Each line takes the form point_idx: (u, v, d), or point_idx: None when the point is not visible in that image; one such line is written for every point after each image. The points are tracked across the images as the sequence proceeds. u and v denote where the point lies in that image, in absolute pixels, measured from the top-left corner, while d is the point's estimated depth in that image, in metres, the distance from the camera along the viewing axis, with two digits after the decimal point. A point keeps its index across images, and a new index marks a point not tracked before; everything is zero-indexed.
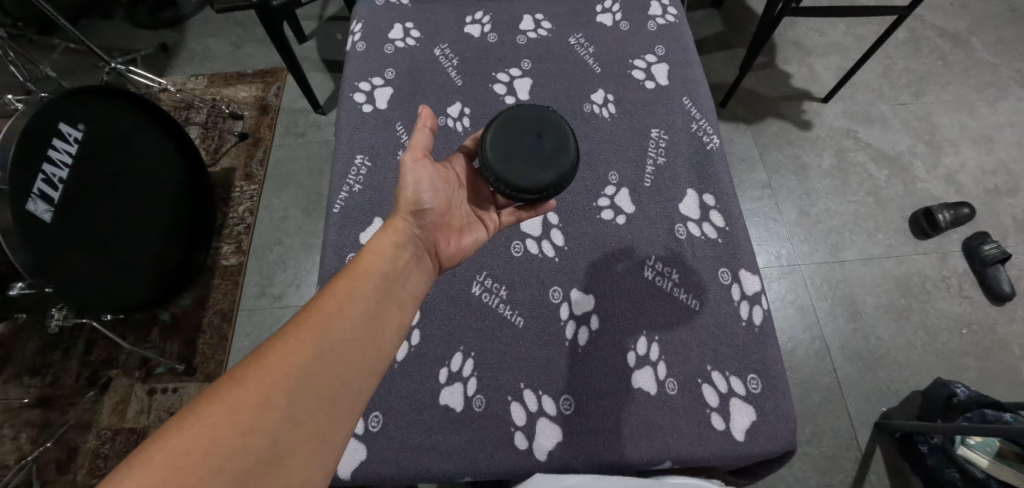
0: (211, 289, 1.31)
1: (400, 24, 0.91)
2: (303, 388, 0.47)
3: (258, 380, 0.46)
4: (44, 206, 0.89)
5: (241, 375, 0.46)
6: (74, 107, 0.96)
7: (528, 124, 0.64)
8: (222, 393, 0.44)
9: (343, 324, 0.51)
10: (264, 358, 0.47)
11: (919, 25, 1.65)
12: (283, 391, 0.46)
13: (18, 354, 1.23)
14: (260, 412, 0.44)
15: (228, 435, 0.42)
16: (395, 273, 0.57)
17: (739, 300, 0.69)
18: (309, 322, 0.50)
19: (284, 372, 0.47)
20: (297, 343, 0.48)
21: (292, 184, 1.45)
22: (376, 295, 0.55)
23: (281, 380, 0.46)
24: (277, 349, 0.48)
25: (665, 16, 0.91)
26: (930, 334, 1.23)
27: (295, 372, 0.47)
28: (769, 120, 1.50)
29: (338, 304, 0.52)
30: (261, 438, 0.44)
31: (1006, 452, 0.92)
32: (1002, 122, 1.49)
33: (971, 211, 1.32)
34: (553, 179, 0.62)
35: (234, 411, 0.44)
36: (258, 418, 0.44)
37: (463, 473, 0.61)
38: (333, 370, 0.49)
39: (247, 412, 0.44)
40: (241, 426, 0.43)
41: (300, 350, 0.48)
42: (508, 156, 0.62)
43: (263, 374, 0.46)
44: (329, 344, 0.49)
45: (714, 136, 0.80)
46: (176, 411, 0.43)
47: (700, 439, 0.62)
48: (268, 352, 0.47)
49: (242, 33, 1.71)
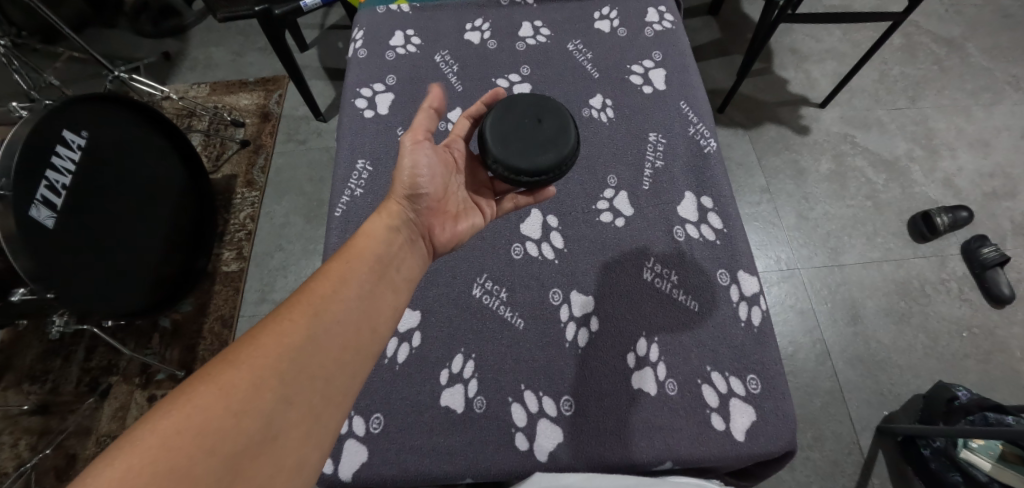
0: (211, 295, 1.32)
1: (401, 31, 0.93)
2: (297, 371, 0.47)
3: (251, 362, 0.46)
4: (46, 212, 0.89)
5: (235, 356, 0.46)
6: (79, 114, 0.97)
7: (528, 109, 0.65)
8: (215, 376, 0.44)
9: (336, 307, 0.51)
10: (258, 341, 0.47)
11: (914, 31, 1.67)
12: (275, 373, 0.46)
13: (18, 361, 1.23)
14: (253, 395, 0.44)
15: (219, 418, 0.43)
16: (389, 257, 0.58)
17: (739, 301, 0.69)
18: (303, 304, 0.50)
19: (277, 355, 0.47)
20: (291, 326, 0.49)
21: (294, 191, 1.46)
22: (370, 279, 0.55)
23: (274, 361, 0.46)
24: (271, 331, 0.48)
25: (662, 22, 0.93)
26: (931, 337, 1.23)
27: (288, 354, 0.47)
28: (767, 125, 1.51)
29: (333, 287, 0.53)
30: (253, 419, 0.44)
31: (1008, 454, 0.92)
32: (999, 126, 1.50)
33: (968, 214, 1.32)
34: (552, 163, 0.62)
35: (226, 393, 0.44)
36: (252, 402, 0.44)
37: (465, 474, 0.61)
38: (327, 353, 0.49)
39: (240, 394, 0.44)
40: (233, 408, 0.43)
41: (294, 333, 0.48)
42: (507, 138, 0.63)
43: (257, 357, 0.46)
44: (322, 327, 0.50)
45: (711, 139, 0.81)
46: (168, 393, 0.43)
47: (700, 440, 0.62)
48: (262, 335, 0.48)
49: (245, 41, 1.73)
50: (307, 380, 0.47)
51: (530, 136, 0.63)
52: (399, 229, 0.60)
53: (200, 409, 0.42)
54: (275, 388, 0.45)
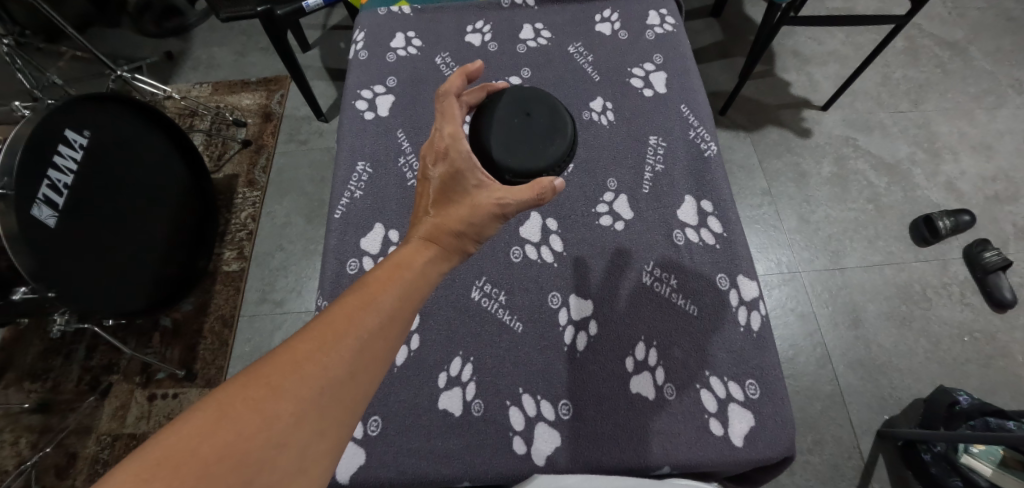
0: (212, 295, 1.32)
1: (402, 33, 0.93)
2: (329, 402, 0.40)
3: (293, 383, 0.39)
4: (48, 212, 0.89)
5: (275, 372, 0.39)
6: (81, 114, 0.97)
7: (511, 108, 0.64)
8: (241, 400, 0.38)
9: (384, 322, 0.44)
10: (289, 363, 0.40)
11: (917, 34, 1.66)
12: (310, 405, 0.39)
13: (19, 358, 1.23)
14: (290, 428, 0.38)
15: (257, 448, 0.37)
16: (429, 275, 0.50)
17: (737, 306, 0.69)
18: (339, 323, 0.43)
19: (311, 382, 0.40)
20: (328, 349, 0.41)
21: (295, 191, 1.46)
22: (412, 298, 0.47)
23: (318, 385, 0.40)
24: (305, 351, 0.41)
25: (664, 25, 0.93)
26: (932, 341, 1.23)
27: (331, 376, 0.41)
28: (768, 127, 1.51)
29: (372, 306, 0.45)
30: (292, 451, 0.38)
31: (1009, 460, 0.94)
32: (1001, 130, 1.49)
33: (970, 218, 1.32)
34: (565, 150, 0.63)
35: (267, 418, 0.37)
36: (281, 436, 0.37)
37: (463, 477, 0.61)
38: (364, 381, 0.42)
39: (280, 422, 0.38)
40: (273, 438, 0.37)
41: (331, 357, 0.41)
42: (515, 149, 0.61)
43: (288, 382, 0.39)
44: (369, 345, 0.43)
45: (711, 143, 0.81)
46: (197, 406, 0.37)
47: (699, 444, 0.62)
48: (294, 356, 0.40)
49: (247, 41, 1.74)
50: (341, 412, 0.41)
51: (529, 134, 0.63)
52: (439, 246, 0.52)
53: (224, 439, 0.36)
54: (309, 420, 0.39)
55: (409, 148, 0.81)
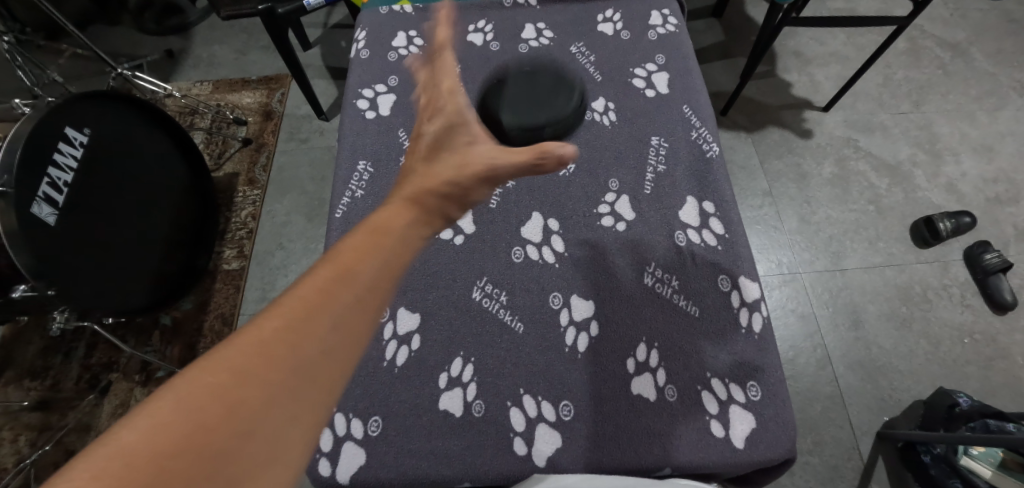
0: (212, 294, 1.32)
1: (403, 32, 0.92)
2: (304, 384, 0.37)
3: (262, 365, 0.36)
4: (48, 209, 0.89)
5: (239, 354, 0.36)
6: (81, 112, 0.97)
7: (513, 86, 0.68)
8: (202, 385, 0.34)
9: (359, 296, 0.42)
10: (255, 342, 0.37)
11: (919, 35, 1.66)
12: (282, 386, 0.36)
13: (19, 356, 1.23)
14: (259, 414, 0.35)
15: (224, 435, 0.33)
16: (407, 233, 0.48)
17: (739, 307, 0.69)
18: (309, 300, 0.40)
19: (282, 363, 0.36)
20: (298, 329, 0.38)
21: (295, 190, 1.46)
22: (386, 273, 0.45)
23: (290, 363, 0.37)
24: (272, 331, 0.37)
25: (666, 25, 0.92)
26: (932, 343, 1.23)
27: (302, 352, 0.38)
28: (770, 128, 1.51)
29: (344, 280, 0.42)
30: (263, 438, 0.34)
31: (1009, 461, 0.92)
32: (1003, 132, 1.49)
33: (971, 220, 1.32)
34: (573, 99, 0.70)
35: (234, 402, 0.34)
36: (250, 421, 0.34)
37: (463, 478, 0.61)
38: (338, 360, 0.39)
39: (249, 408, 0.34)
40: (240, 425, 0.33)
41: (302, 334, 0.38)
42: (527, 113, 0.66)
43: (256, 364, 0.36)
44: (343, 320, 0.40)
45: (713, 143, 0.80)
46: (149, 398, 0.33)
47: (699, 446, 0.62)
48: (262, 337, 0.37)
49: (248, 40, 1.73)
50: (315, 395, 0.38)
51: (535, 97, 0.67)
52: (421, 207, 0.51)
53: (183, 427, 0.32)
54: (280, 403, 0.35)
55: (410, 148, 0.81)
